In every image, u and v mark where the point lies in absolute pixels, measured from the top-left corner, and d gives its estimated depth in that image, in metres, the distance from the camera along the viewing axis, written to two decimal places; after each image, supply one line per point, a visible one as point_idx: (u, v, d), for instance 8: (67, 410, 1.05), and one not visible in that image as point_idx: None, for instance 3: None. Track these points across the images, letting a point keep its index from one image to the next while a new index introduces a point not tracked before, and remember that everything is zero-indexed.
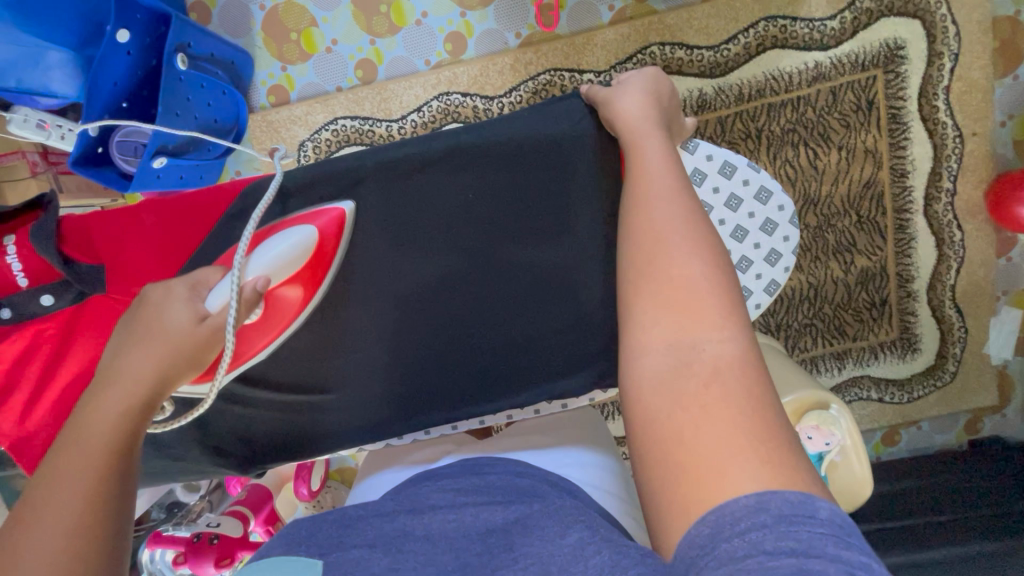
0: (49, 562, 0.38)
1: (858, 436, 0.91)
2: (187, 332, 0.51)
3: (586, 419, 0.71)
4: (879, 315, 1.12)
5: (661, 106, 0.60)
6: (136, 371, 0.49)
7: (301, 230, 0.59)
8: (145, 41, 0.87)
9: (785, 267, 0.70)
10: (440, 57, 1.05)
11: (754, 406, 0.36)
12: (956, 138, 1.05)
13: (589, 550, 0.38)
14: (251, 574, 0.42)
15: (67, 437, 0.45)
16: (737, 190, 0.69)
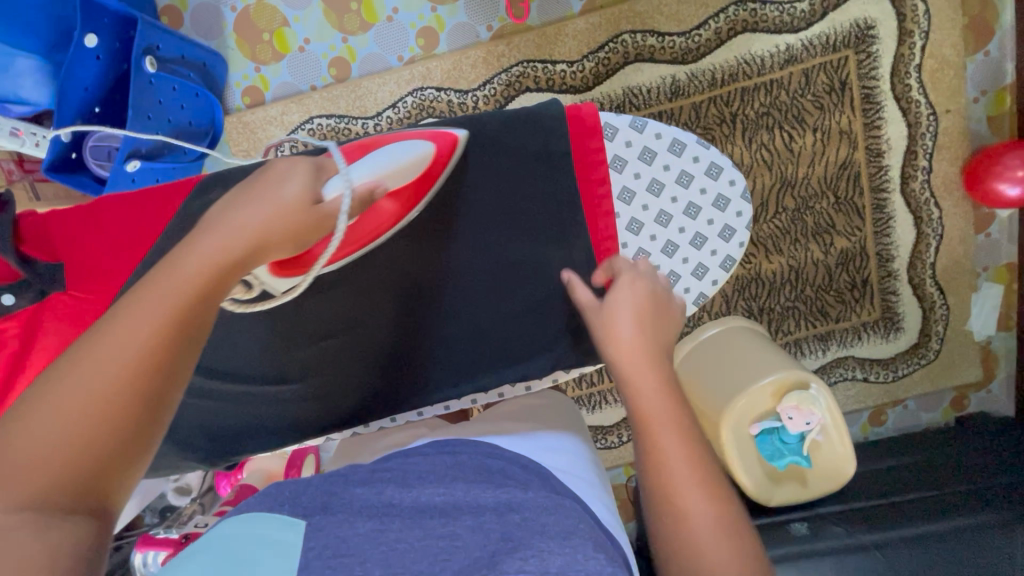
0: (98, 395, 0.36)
1: (837, 413, 0.92)
2: (299, 203, 0.51)
3: (554, 402, 0.75)
4: (861, 295, 1.13)
5: (654, 330, 0.62)
6: (240, 227, 0.48)
7: (421, 145, 0.64)
8: (114, 46, 0.87)
9: (739, 242, 0.74)
10: (413, 53, 1.05)
11: None
12: (931, 115, 1.05)
13: (592, 563, 0.43)
14: (234, 528, 0.44)
15: (162, 269, 0.44)
16: (688, 166, 0.73)
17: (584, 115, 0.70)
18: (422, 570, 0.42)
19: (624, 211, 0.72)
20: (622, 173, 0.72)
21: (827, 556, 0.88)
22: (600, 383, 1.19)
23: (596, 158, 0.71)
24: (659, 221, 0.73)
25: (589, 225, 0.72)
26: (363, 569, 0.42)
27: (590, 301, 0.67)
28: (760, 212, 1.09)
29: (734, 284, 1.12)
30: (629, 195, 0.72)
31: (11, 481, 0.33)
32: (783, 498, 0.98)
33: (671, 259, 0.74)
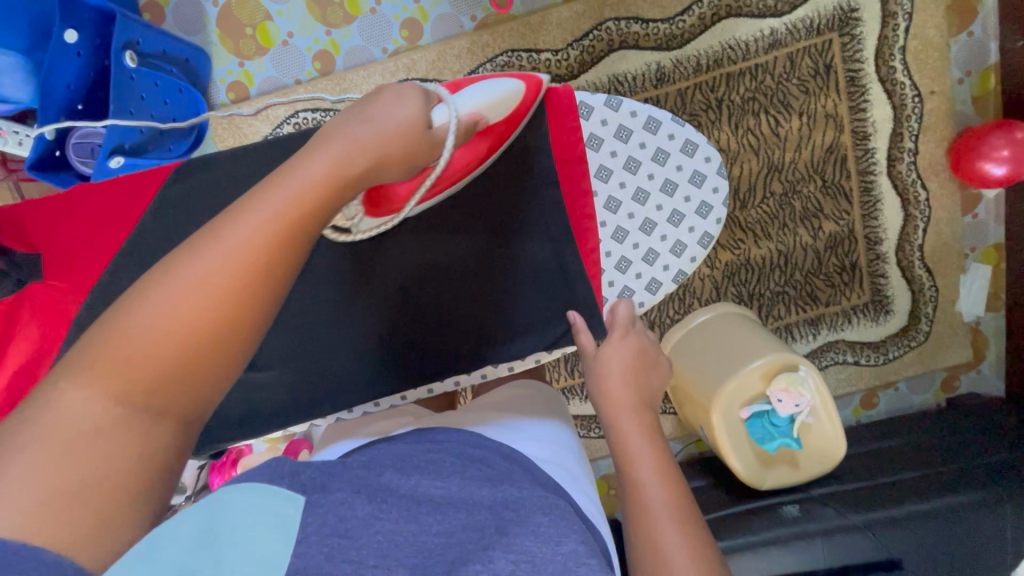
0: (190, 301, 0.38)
1: (826, 395, 0.93)
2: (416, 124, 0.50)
3: (536, 391, 0.78)
4: (850, 279, 1.13)
5: (641, 380, 0.69)
6: (361, 144, 0.47)
7: (514, 80, 0.64)
8: (94, 43, 0.86)
9: (716, 218, 0.78)
10: (397, 44, 1.05)
11: None
12: (916, 97, 1.06)
13: (584, 569, 0.43)
14: (234, 493, 0.41)
15: (280, 173, 0.44)
16: (664, 144, 0.77)
17: (560, 96, 0.72)
18: (416, 564, 0.41)
19: (602, 189, 0.77)
20: (599, 152, 0.76)
21: (819, 536, 0.89)
22: None
23: (574, 137, 0.73)
24: (637, 198, 0.78)
25: (567, 205, 0.74)
26: (359, 555, 0.41)
27: (590, 349, 0.71)
28: (747, 197, 1.09)
29: (723, 270, 1.13)
30: (607, 173, 0.76)
31: (131, 360, 0.37)
32: (773, 480, 0.98)
33: (649, 237, 0.78)
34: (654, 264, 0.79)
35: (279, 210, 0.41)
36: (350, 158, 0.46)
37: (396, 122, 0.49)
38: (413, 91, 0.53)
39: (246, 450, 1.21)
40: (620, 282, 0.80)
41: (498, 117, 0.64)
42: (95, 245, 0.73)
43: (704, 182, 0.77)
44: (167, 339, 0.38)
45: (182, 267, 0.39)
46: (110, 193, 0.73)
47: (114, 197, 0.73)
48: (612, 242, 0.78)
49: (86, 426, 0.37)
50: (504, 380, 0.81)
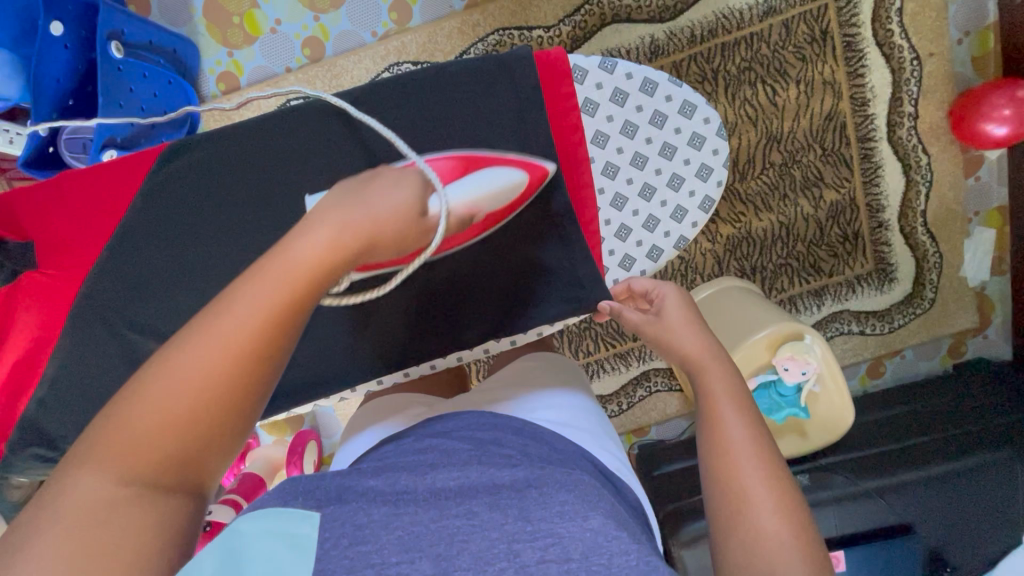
0: (204, 373, 0.39)
1: (834, 364, 0.92)
2: (409, 218, 0.47)
3: (553, 361, 0.80)
4: (853, 248, 1.12)
5: (703, 319, 0.65)
6: (348, 232, 0.43)
7: (516, 175, 0.67)
8: (80, 35, 0.86)
9: (717, 180, 0.78)
10: (387, 28, 1.04)
11: (808, 551, 0.47)
12: (914, 60, 1.04)
13: (614, 543, 0.45)
14: (251, 521, 0.44)
15: (273, 260, 0.41)
16: (661, 106, 0.75)
17: (554, 62, 0.70)
18: (439, 552, 0.43)
19: (598, 155, 0.76)
20: (595, 116, 0.75)
21: (830, 503, 0.92)
22: (597, 352, 1.18)
23: (568, 104, 0.71)
24: (635, 163, 0.77)
25: (566, 175, 0.73)
26: (380, 557, 0.43)
27: (641, 318, 0.67)
28: (747, 169, 1.08)
29: (726, 243, 1.12)
30: (604, 139, 0.76)
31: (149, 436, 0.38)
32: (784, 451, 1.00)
33: (648, 202, 0.78)
34: (655, 230, 0.79)
35: (279, 290, 0.40)
36: (340, 240, 0.43)
37: (391, 205, 0.46)
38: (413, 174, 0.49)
39: (253, 442, 1.21)
40: (621, 250, 0.80)
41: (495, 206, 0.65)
42: (87, 234, 0.72)
43: (703, 144, 0.76)
44: (181, 411, 0.38)
45: (179, 347, 0.39)
46: (96, 180, 0.73)
47: (102, 185, 0.73)
48: (611, 210, 0.78)
49: (105, 501, 0.38)
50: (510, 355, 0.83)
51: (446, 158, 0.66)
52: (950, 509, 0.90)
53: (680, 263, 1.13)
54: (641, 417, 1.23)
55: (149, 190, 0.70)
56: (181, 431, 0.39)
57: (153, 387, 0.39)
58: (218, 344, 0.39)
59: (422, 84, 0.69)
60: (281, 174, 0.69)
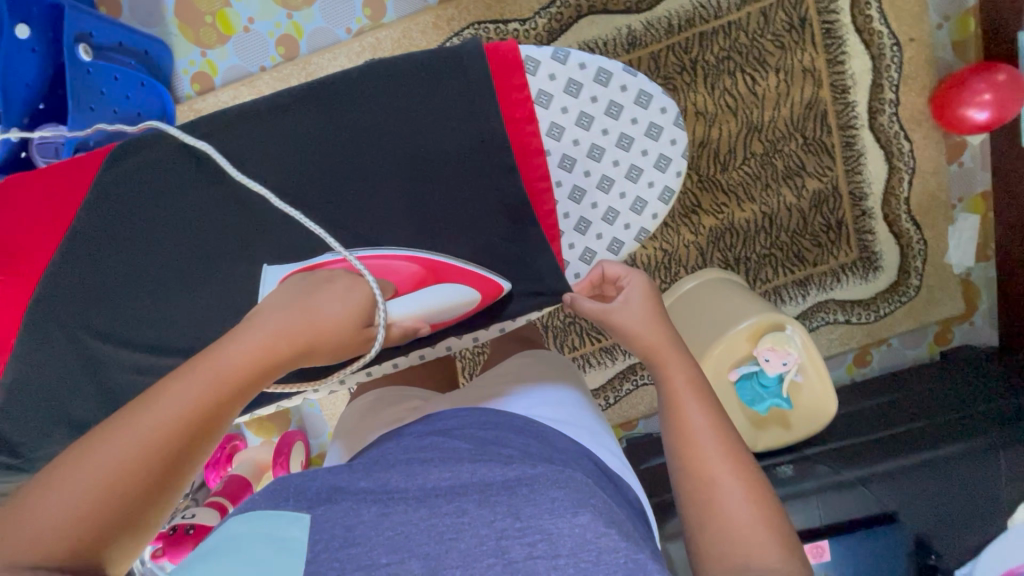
0: (145, 444, 0.41)
1: (814, 352, 0.92)
2: (351, 331, 0.53)
3: (540, 356, 0.82)
4: (837, 237, 1.12)
5: (664, 310, 0.67)
6: (290, 334, 0.49)
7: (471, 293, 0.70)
8: (49, 38, 0.86)
9: (675, 170, 0.76)
10: (361, 24, 1.03)
11: (774, 523, 0.50)
12: (894, 46, 1.03)
13: (602, 540, 0.46)
14: (242, 525, 0.45)
15: (215, 350, 0.47)
16: (616, 96, 0.73)
17: (504, 52, 0.70)
18: (428, 552, 0.45)
19: (554, 148, 0.73)
20: (549, 109, 0.72)
21: (813, 494, 0.92)
22: (583, 347, 1.18)
23: (519, 95, 0.71)
24: (592, 155, 0.74)
25: (519, 165, 0.72)
26: (371, 557, 0.44)
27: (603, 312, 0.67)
28: (728, 160, 1.07)
29: (708, 235, 1.11)
30: (559, 130, 0.73)
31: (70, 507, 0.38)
32: (768, 442, 0.99)
33: (608, 195, 0.77)
34: (615, 224, 0.78)
35: (221, 372, 0.45)
36: (272, 347, 0.48)
37: (331, 316, 0.52)
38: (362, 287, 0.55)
39: (240, 444, 1.20)
40: (580, 244, 0.79)
41: (445, 315, 0.69)
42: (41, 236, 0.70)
43: (660, 134, 0.75)
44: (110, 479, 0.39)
45: (118, 427, 0.41)
46: (50, 181, 0.71)
47: (56, 185, 0.71)
48: (569, 203, 0.76)
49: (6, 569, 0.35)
50: (509, 355, 0.85)
51: (415, 262, 0.68)
52: (940, 496, 0.89)
53: (663, 255, 1.12)
54: (628, 412, 1.23)
55: (123, 192, 0.70)
56: (97, 507, 0.39)
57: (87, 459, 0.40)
58: (160, 417, 0.42)
59: (393, 80, 0.68)
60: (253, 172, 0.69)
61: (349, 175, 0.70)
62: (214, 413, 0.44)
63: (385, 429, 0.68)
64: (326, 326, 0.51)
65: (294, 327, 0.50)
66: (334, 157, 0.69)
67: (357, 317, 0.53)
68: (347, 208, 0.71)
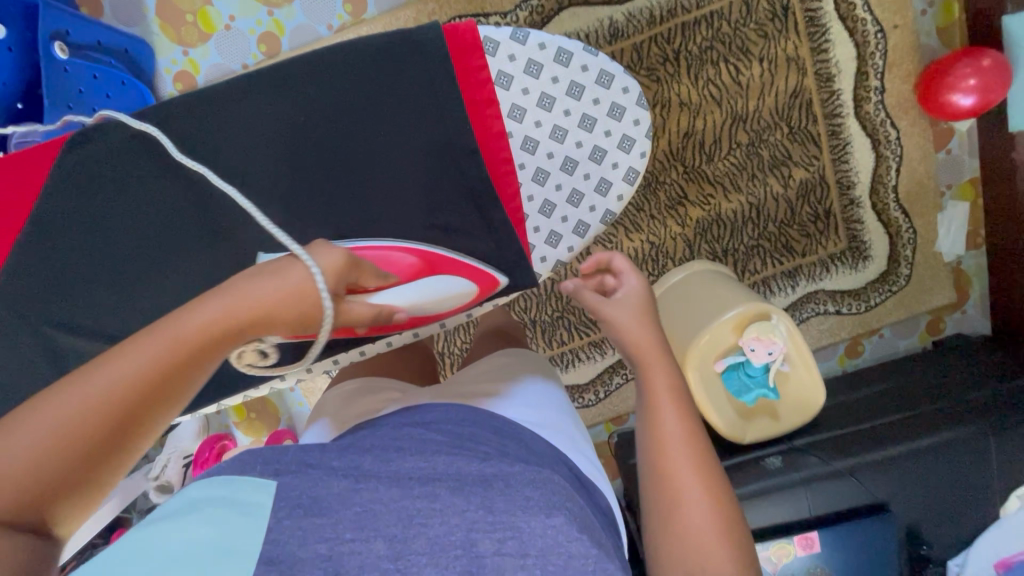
0: (83, 411, 0.38)
1: (801, 342, 0.91)
2: (302, 294, 0.44)
3: (523, 356, 0.81)
4: (824, 227, 1.11)
5: (654, 315, 0.66)
6: (257, 298, 0.43)
7: (469, 285, 0.72)
8: (26, 37, 0.86)
9: (639, 151, 0.76)
10: (342, 20, 1.02)
11: (735, 541, 0.50)
12: (878, 33, 1.02)
13: (574, 544, 0.45)
14: (205, 491, 0.45)
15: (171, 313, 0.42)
16: (577, 76, 0.73)
17: (463, 32, 0.69)
18: (394, 533, 0.44)
19: (516, 129, 0.73)
20: (510, 90, 0.72)
21: (800, 484, 0.91)
22: (571, 341, 1.18)
23: (480, 77, 0.70)
24: (555, 136, 0.74)
25: (480, 145, 0.72)
26: (335, 531, 0.44)
27: (595, 306, 0.66)
28: (713, 150, 1.07)
29: (695, 227, 1.10)
30: (520, 112, 0.72)
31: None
32: (756, 434, 0.97)
33: (572, 176, 0.76)
34: (580, 206, 0.77)
35: (173, 340, 0.40)
36: (233, 314, 0.42)
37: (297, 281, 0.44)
38: (335, 256, 0.47)
39: (229, 443, 1.18)
40: (546, 227, 0.78)
41: (443, 307, 0.69)
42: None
43: (623, 114, 0.74)
44: (38, 450, 0.36)
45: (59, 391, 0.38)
46: (13, 164, 0.71)
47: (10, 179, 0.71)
48: (533, 185, 0.76)
49: None
50: (490, 351, 0.85)
51: (413, 253, 0.70)
52: (930, 485, 0.88)
53: (648, 248, 1.12)
54: (618, 406, 1.22)
55: (100, 186, 0.70)
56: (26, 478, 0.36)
57: (20, 425, 0.37)
58: (102, 386, 0.38)
59: (363, 68, 0.68)
60: (232, 166, 0.70)
61: (324, 165, 0.71)
62: (162, 387, 0.40)
63: (363, 418, 0.69)
64: (281, 297, 0.43)
65: (243, 299, 0.42)
66: (308, 149, 0.70)
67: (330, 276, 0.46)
68: (325, 199, 0.72)
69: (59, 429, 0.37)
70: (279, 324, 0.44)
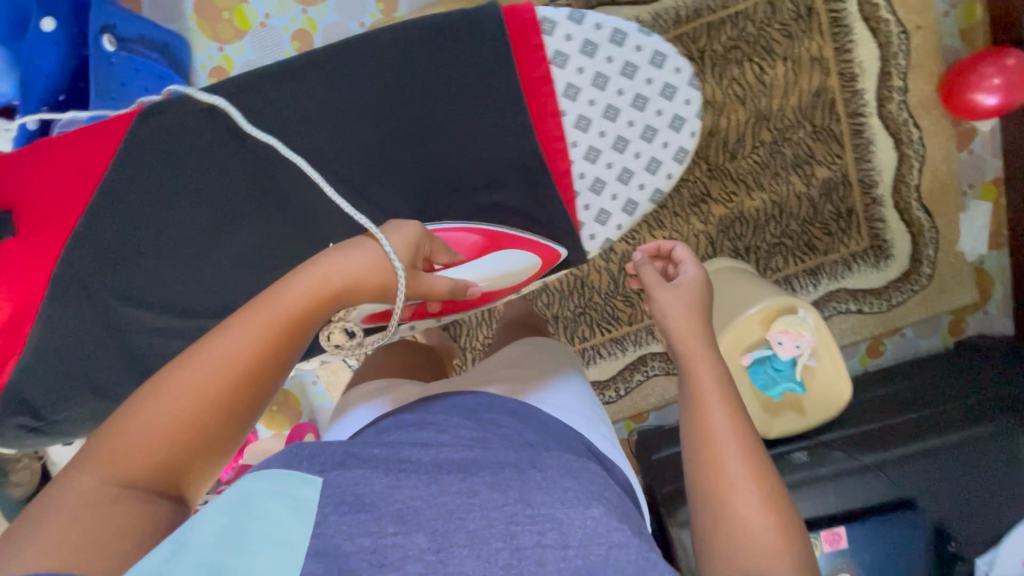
0: (202, 388, 0.47)
1: (826, 336, 0.91)
2: (372, 265, 0.56)
3: (543, 344, 0.82)
4: (847, 225, 1.12)
5: (703, 308, 0.66)
6: (341, 268, 0.54)
7: (531, 257, 0.80)
8: (74, 30, 0.89)
9: (690, 130, 0.78)
10: (374, 18, 1.05)
11: (784, 533, 0.50)
12: (901, 35, 1.03)
13: (613, 535, 0.46)
14: (253, 481, 0.45)
15: (265, 296, 0.52)
16: (631, 56, 0.74)
17: (521, 12, 0.71)
18: (436, 528, 0.44)
19: (570, 108, 0.75)
20: (565, 69, 0.74)
21: (829, 479, 0.91)
22: (593, 337, 1.18)
23: (538, 55, 0.72)
24: (608, 115, 0.76)
25: (535, 123, 0.75)
26: (379, 526, 0.43)
27: (652, 287, 0.68)
28: (737, 148, 1.08)
29: (718, 224, 1.11)
30: (575, 91, 0.74)
31: (146, 445, 0.45)
32: (780, 427, 0.98)
33: (622, 155, 0.79)
34: (630, 182, 0.80)
35: (269, 322, 0.50)
36: (321, 284, 0.53)
37: (367, 257, 0.56)
38: (412, 228, 0.63)
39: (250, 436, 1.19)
40: (596, 205, 0.82)
41: (509, 281, 0.78)
42: (63, 200, 0.72)
43: (675, 94, 0.76)
44: (174, 422, 0.46)
45: (181, 371, 0.48)
46: (76, 144, 0.72)
47: (67, 160, 0.72)
48: (585, 163, 0.79)
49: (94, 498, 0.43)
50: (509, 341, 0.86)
51: (476, 232, 0.78)
52: (956, 484, 0.88)
53: None
54: (639, 403, 1.23)
55: (143, 171, 0.72)
56: (172, 442, 0.46)
57: (154, 402, 0.46)
58: (214, 366, 0.48)
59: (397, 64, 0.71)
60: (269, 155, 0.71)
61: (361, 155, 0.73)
62: (264, 362, 0.49)
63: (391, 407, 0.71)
64: (360, 269, 0.55)
65: (327, 276, 0.53)
66: (346, 139, 0.73)
67: (403, 249, 0.59)
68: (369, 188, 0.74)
69: (190, 402, 0.47)
70: (359, 290, 0.55)
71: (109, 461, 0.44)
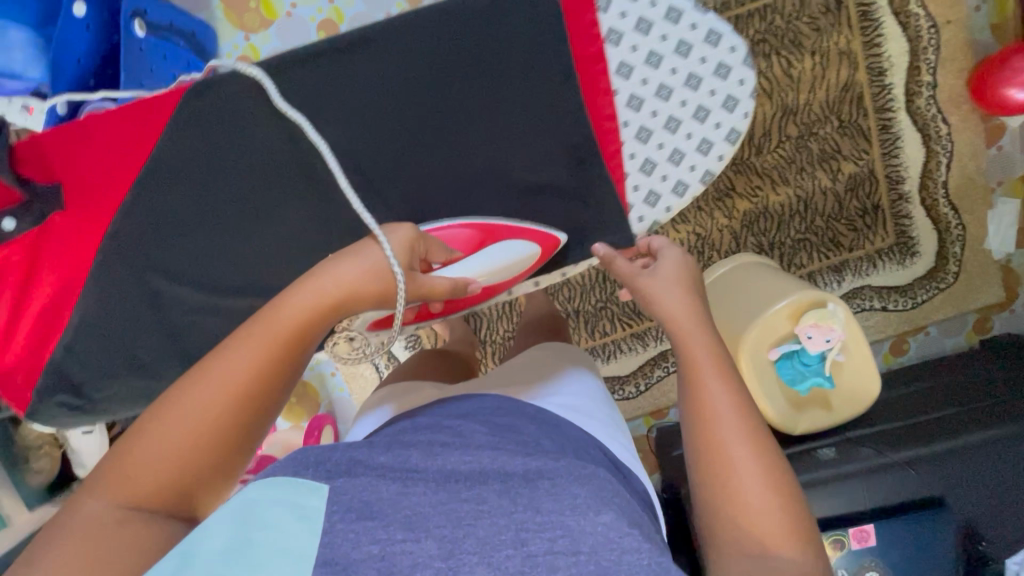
0: (206, 410, 0.47)
1: (857, 332, 0.90)
2: (366, 273, 0.54)
3: (559, 348, 0.81)
4: (872, 221, 1.11)
5: (690, 285, 0.65)
6: (342, 277, 0.53)
7: (529, 246, 0.77)
8: (105, 15, 0.89)
9: (743, 111, 0.78)
10: (399, 7, 1.04)
11: (786, 502, 0.50)
12: (932, 28, 1.02)
13: (625, 539, 0.44)
14: (257, 489, 0.44)
15: (266, 312, 0.51)
16: (686, 35, 0.75)
17: None
18: (445, 534, 0.43)
19: (622, 87, 0.76)
20: (619, 47, 0.75)
21: (855, 477, 0.89)
22: (613, 333, 1.18)
23: (592, 32, 0.74)
24: (660, 95, 0.77)
25: (586, 104, 0.76)
26: (386, 533, 0.43)
27: (633, 275, 0.67)
28: (763, 142, 1.07)
29: (742, 219, 1.11)
30: (628, 70, 0.76)
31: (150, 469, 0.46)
32: (806, 423, 0.97)
33: (674, 135, 0.79)
34: (681, 164, 0.81)
35: (269, 340, 0.50)
36: (322, 292, 0.52)
37: (368, 264, 0.55)
38: (406, 230, 0.61)
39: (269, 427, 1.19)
40: (645, 186, 0.82)
41: (508, 274, 0.76)
42: (104, 177, 0.74)
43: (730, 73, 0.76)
44: (177, 445, 0.46)
45: (184, 393, 0.48)
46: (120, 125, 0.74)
47: (108, 139, 0.74)
48: (636, 142, 0.79)
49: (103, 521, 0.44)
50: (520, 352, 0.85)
51: (469, 226, 0.76)
52: (982, 485, 0.86)
53: (695, 239, 1.12)
54: (658, 400, 1.22)
55: (172, 160, 0.74)
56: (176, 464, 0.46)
57: (157, 425, 0.47)
58: (215, 388, 0.48)
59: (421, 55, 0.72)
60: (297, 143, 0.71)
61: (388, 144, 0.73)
62: (266, 380, 0.49)
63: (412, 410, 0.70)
64: (362, 276, 0.54)
65: (330, 282, 0.53)
66: (371, 128, 0.74)
67: (400, 248, 0.58)
68: None
69: (193, 425, 0.47)
70: (359, 300, 0.54)
71: (115, 484, 0.45)
